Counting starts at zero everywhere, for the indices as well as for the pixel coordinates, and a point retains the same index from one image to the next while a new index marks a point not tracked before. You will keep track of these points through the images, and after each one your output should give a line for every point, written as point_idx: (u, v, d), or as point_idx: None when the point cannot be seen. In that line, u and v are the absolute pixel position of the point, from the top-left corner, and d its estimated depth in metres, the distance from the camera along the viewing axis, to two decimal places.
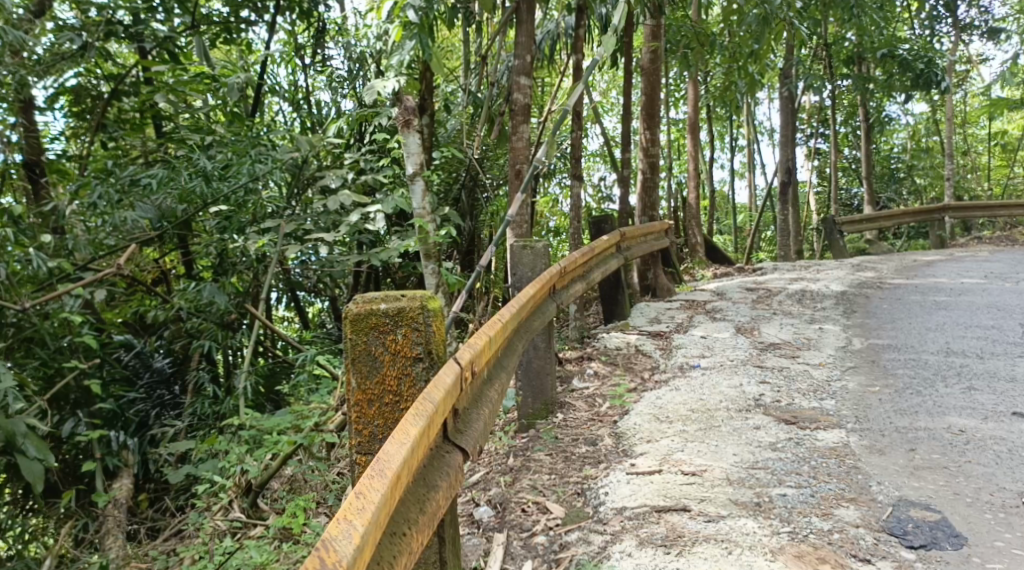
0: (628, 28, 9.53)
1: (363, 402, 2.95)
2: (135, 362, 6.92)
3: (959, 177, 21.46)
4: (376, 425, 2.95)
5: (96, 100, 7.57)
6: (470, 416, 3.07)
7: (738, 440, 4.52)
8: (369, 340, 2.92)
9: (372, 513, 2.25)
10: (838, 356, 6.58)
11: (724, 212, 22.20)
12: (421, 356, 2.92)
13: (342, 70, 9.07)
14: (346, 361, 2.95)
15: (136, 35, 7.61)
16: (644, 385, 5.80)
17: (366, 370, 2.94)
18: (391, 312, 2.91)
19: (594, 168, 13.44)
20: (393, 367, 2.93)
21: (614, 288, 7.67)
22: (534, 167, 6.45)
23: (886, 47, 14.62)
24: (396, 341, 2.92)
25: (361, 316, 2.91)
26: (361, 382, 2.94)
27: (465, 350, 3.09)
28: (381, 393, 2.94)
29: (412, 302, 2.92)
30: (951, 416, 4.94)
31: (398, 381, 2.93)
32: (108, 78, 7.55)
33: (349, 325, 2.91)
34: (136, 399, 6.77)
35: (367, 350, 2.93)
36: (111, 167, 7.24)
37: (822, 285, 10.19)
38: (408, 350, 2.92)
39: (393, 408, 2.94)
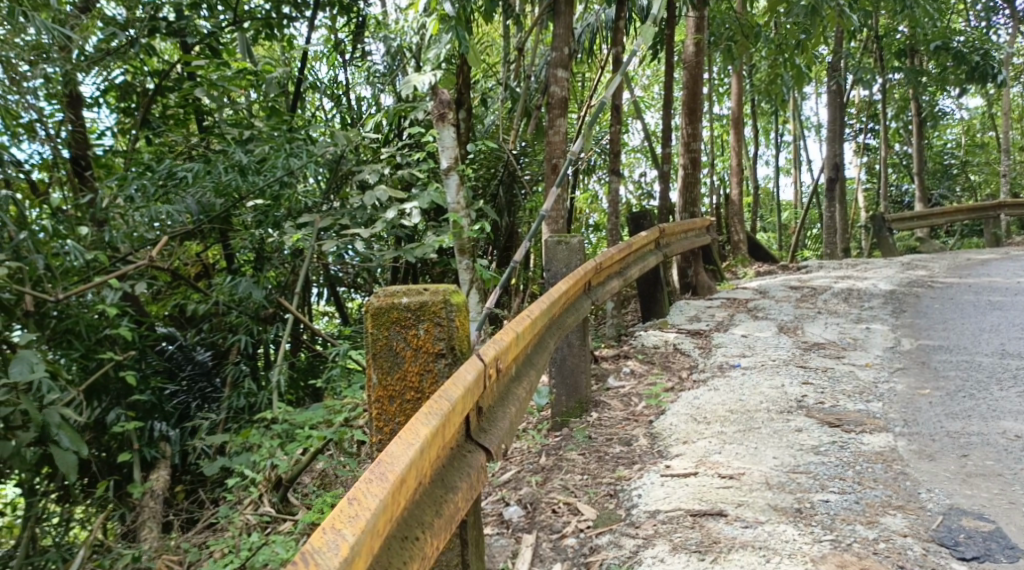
0: (670, 21, 9.34)
1: (385, 399, 2.88)
2: (177, 355, 7.03)
3: (1016, 174, 20.78)
4: (398, 423, 2.88)
5: (142, 96, 7.67)
6: (495, 415, 2.97)
7: (778, 443, 4.36)
8: (390, 334, 2.84)
9: (367, 520, 2.12)
10: (886, 357, 6.35)
11: (769, 210, 21.85)
12: (443, 352, 2.84)
13: (382, 65, 9.06)
14: (367, 357, 2.88)
15: (181, 30, 7.61)
16: (682, 384, 5.65)
17: (388, 366, 2.87)
18: (413, 307, 2.83)
19: (635, 163, 13.29)
20: (415, 363, 2.85)
21: (653, 285, 7.53)
22: (570, 161, 6.32)
23: (939, 39, 14.18)
24: (418, 336, 2.84)
25: (381, 310, 2.84)
26: (383, 378, 2.87)
27: (490, 346, 2.99)
28: (403, 389, 2.87)
29: (435, 297, 2.84)
30: (1006, 421, 4.71)
31: (420, 377, 2.85)
32: (153, 74, 7.62)
33: (370, 319, 2.84)
34: (177, 391, 6.89)
35: (388, 345, 2.86)
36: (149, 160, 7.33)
37: (870, 283, 9.91)
38: (430, 346, 2.84)
39: (415, 405, 2.87)
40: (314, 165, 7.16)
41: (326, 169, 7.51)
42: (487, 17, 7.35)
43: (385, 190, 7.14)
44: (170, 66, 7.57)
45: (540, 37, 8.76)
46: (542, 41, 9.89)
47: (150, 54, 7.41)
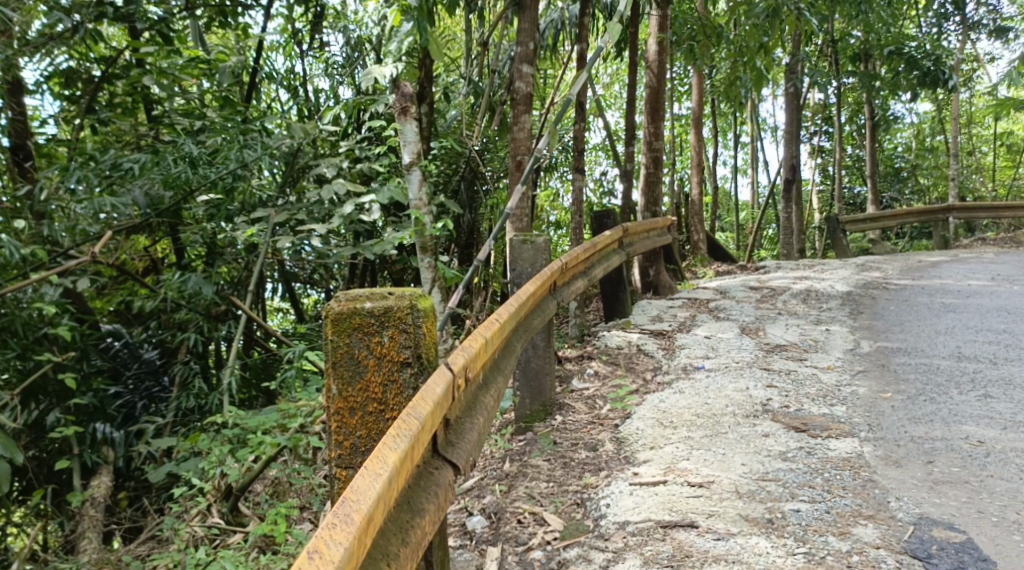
0: (634, 19, 9.27)
1: (345, 410, 2.73)
2: (123, 354, 6.74)
3: (963, 178, 21.21)
4: (359, 436, 2.73)
5: (88, 84, 7.25)
6: (464, 426, 2.84)
7: (746, 448, 4.29)
8: (352, 342, 2.68)
9: None
10: (847, 359, 6.35)
11: (726, 209, 22.01)
12: (409, 361, 2.69)
13: (340, 57, 8.87)
14: (326, 365, 2.71)
15: (129, 15, 7.28)
16: (647, 387, 5.57)
17: (348, 375, 2.71)
18: (376, 312, 2.67)
19: (596, 161, 13.26)
20: (378, 373, 2.70)
21: (616, 284, 7.45)
22: (534, 158, 6.18)
23: (893, 44, 14.38)
24: (382, 343, 2.68)
25: (343, 315, 2.67)
26: (343, 389, 2.71)
27: (459, 354, 2.85)
28: (364, 400, 2.71)
29: (400, 302, 2.69)
30: (968, 425, 4.70)
31: (383, 387, 2.70)
32: (99, 61, 7.22)
33: (330, 325, 2.67)
34: (121, 392, 6.58)
35: (349, 353, 2.69)
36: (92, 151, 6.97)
37: (827, 284, 9.97)
38: (394, 354, 2.69)
39: (378, 417, 2.72)
40: (268, 157, 6.95)
41: (282, 162, 7.30)
42: (449, 10, 7.17)
43: (343, 184, 6.89)
44: (116, 53, 7.16)
45: (503, 31, 8.61)
46: (504, 35, 9.73)
47: (96, 40, 7.08)
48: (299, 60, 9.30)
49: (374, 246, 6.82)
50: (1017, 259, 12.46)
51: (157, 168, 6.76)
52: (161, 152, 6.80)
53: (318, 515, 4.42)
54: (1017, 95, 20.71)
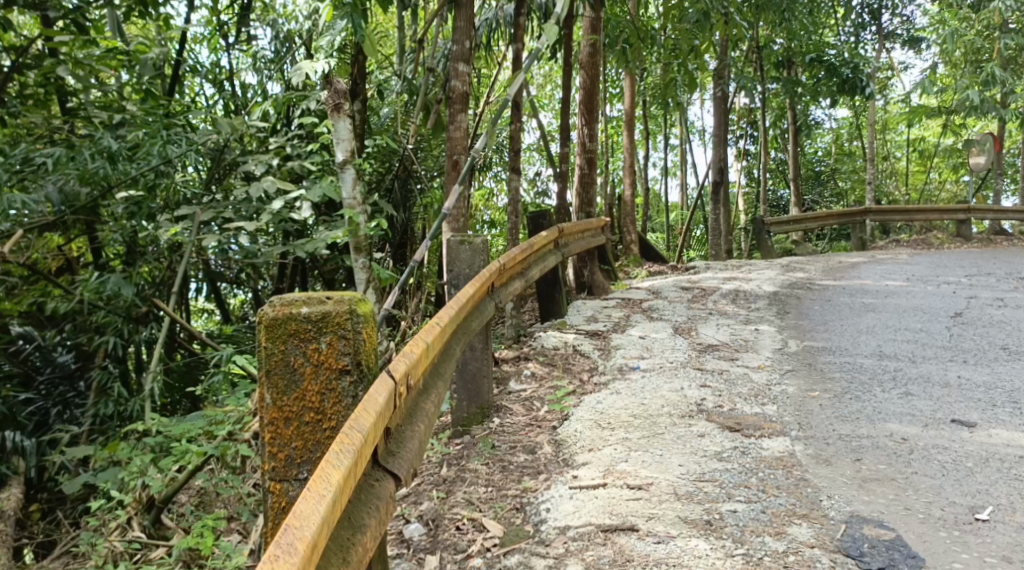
0: (567, 20, 9.31)
1: (279, 421, 2.63)
2: (34, 357, 6.78)
3: (880, 182, 22.00)
4: (294, 447, 2.64)
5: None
6: (404, 435, 2.77)
7: (682, 449, 4.33)
8: (287, 349, 2.59)
9: None
10: (776, 359, 6.48)
11: (655, 210, 22.36)
12: (348, 369, 2.62)
13: (269, 51, 8.69)
14: (260, 374, 2.61)
15: (41, 4, 6.95)
16: (584, 387, 5.58)
17: (283, 385, 2.61)
18: (314, 318, 2.58)
19: (530, 161, 13.30)
20: (315, 382, 2.61)
21: (551, 284, 7.46)
22: (471, 158, 6.10)
23: (815, 52, 14.83)
24: (320, 350, 2.60)
25: (278, 321, 2.59)
26: (278, 399, 2.62)
27: (400, 361, 2.78)
28: (300, 410, 2.62)
29: (339, 307, 2.60)
30: (892, 423, 4.85)
31: (321, 396, 2.62)
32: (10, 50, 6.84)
33: (264, 331, 2.58)
34: (33, 398, 6.61)
35: (284, 361, 2.60)
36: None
37: (755, 285, 10.19)
38: (333, 361, 2.61)
39: (314, 427, 2.63)
40: (193, 153, 6.75)
41: (208, 158, 7.10)
42: (383, 6, 7.06)
43: (273, 181, 6.73)
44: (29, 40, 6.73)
45: (438, 30, 8.53)
46: (438, 33, 9.64)
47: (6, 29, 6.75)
48: (225, 54, 9.04)
49: (305, 245, 6.69)
50: (930, 260, 12.98)
51: (73, 163, 6.47)
52: (78, 146, 6.47)
53: (247, 527, 4.31)
54: (928, 102, 21.59)
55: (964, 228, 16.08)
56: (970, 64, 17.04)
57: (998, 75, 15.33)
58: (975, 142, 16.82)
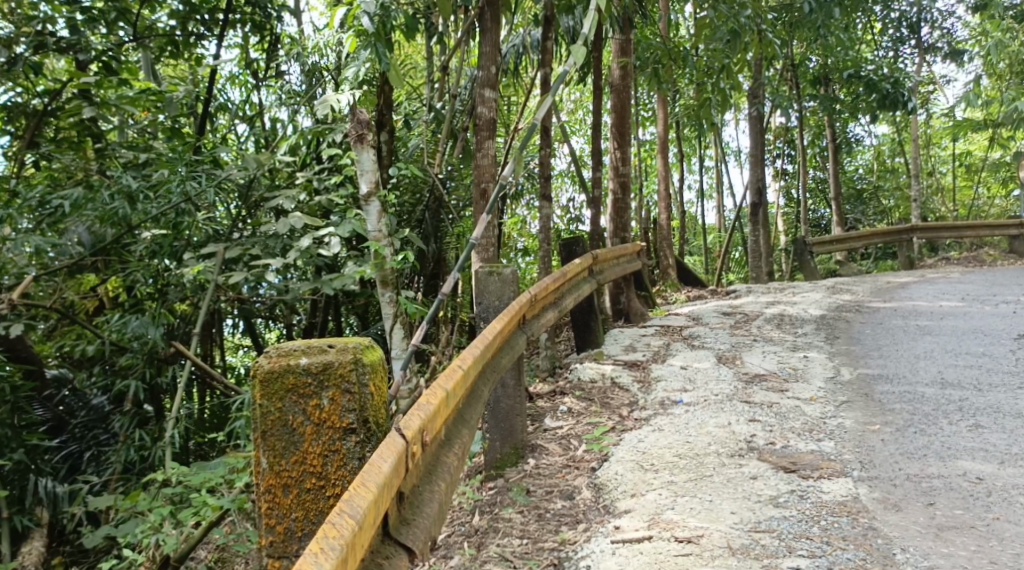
0: (596, 42, 9.08)
1: (277, 488, 2.64)
2: (71, 401, 6.75)
3: (925, 199, 21.35)
4: (294, 518, 2.64)
5: (31, 117, 6.84)
6: (421, 497, 2.52)
7: (733, 493, 3.99)
8: (285, 406, 2.61)
9: None
10: (829, 389, 6.07)
11: (694, 233, 21.96)
12: (353, 427, 2.61)
13: (296, 85, 8.59)
14: (257, 435, 2.63)
15: (72, 46, 6.86)
16: (623, 424, 5.24)
17: (281, 447, 2.63)
18: (313, 371, 2.60)
19: (563, 188, 13.08)
20: (316, 443, 2.62)
21: (587, 313, 7.15)
22: (500, 186, 5.82)
23: (851, 67, 14.38)
24: (321, 407, 2.61)
25: (274, 374, 2.62)
26: (275, 463, 2.63)
27: (414, 416, 2.52)
28: (300, 475, 2.63)
29: (342, 358, 2.61)
30: (964, 460, 4.44)
31: (323, 459, 2.62)
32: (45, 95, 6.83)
33: (259, 386, 2.61)
34: (67, 442, 6.54)
35: (281, 419, 2.62)
36: (16, 188, 6.59)
37: (801, 308, 9.78)
38: (336, 418, 2.61)
39: (316, 494, 2.62)
40: (214, 189, 6.54)
41: (234, 193, 6.94)
42: (409, 35, 6.91)
43: (299, 218, 6.43)
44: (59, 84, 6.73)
45: (465, 58, 8.33)
46: (465, 62, 9.47)
47: (37, 72, 6.74)
48: (254, 91, 9.00)
49: (334, 281, 6.49)
50: (984, 277, 12.43)
51: (93, 205, 6.42)
52: (97, 187, 6.39)
53: None
54: (973, 115, 20.96)
55: (1017, 244, 15.41)
56: (1015, 75, 16.44)
57: None
58: None
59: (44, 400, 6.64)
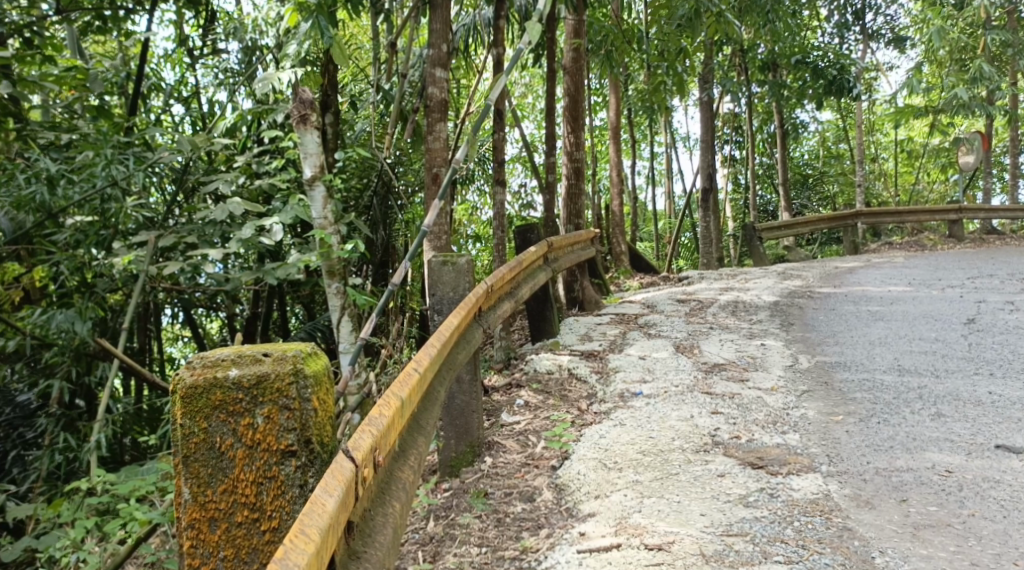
0: (549, 23, 8.79)
1: (203, 522, 2.44)
2: None
3: (868, 185, 21.55)
4: (222, 555, 2.45)
5: None
6: (373, 526, 2.32)
7: (701, 493, 3.84)
8: (211, 426, 2.41)
9: None
10: (789, 378, 5.92)
11: (643, 219, 21.89)
12: (293, 450, 2.42)
13: (235, 64, 8.19)
14: (178, 460, 2.42)
15: None
16: (582, 418, 5.03)
17: (207, 474, 2.43)
18: (244, 386, 2.39)
19: (513, 173, 12.84)
20: (248, 468, 2.42)
21: (542, 302, 6.92)
22: (450, 171, 5.40)
23: (799, 53, 14.29)
24: (255, 427, 2.41)
25: (198, 389, 2.40)
26: (200, 493, 2.43)
27: (364, 436, 2.30)
28: (230, 507, 2.44)
29: (280, 371, 2.40)
30: (931, 452, 4.33)
31: (256, 487, 2.43)
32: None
33: (180, 404, 2.40)
34: None
35: (207, 441, 2.42)
36: None
37: (754, 294, 9.68)
38: (272, 440, 2.41)
39: (248, 528, 2.44)
40: (144, 173, 6.06)
41: (170, 177, 6.56)
42: (355, 11, 6.53)
43: (239, 203, 6.15)
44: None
45: (414, 38, 7.96)
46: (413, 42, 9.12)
47: None
48: (191, 70, 8.50)
49: (277, 270, 6.15)
50: (928, 262, 12.52)
51: (8, 189, 6.00)
52: (13, 171, 5.97)
53: None
54: (914, 102, 21.19)
55: (956, 228, 15.64)
56: (955, 62, 16.61)
57: (987, 72, 14.88)
58: (965, 140, 16.32)
59: None
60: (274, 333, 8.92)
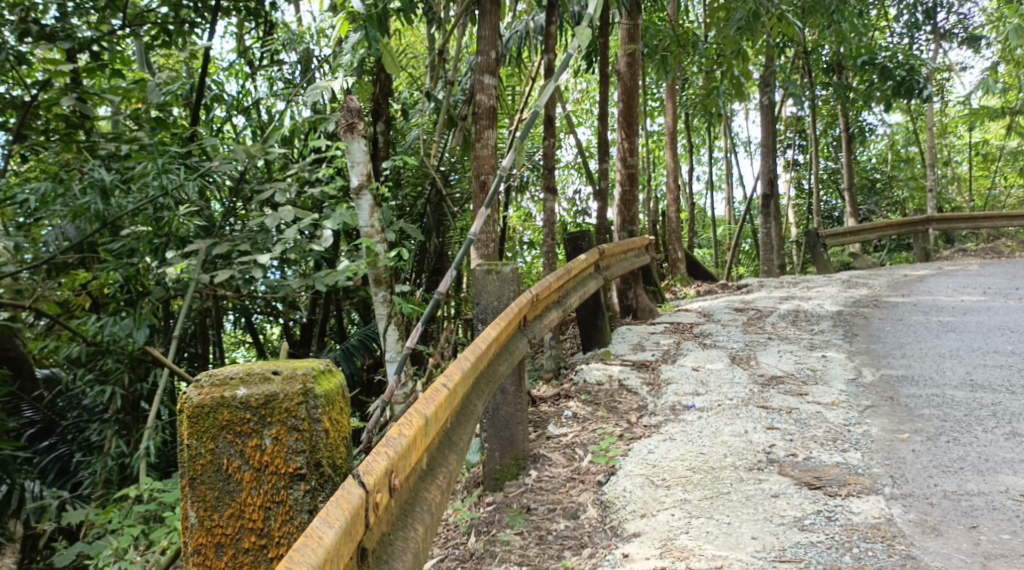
0: (603, 28, 8.63)
1: (209, 548, 2.41)
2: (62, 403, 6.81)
3: (940, 189, 20.79)
4: None
5: (21, 107, 6.20)
6: (389, 550, 2.30)
7: (753, 514, 3.67)
8: (218, 448, 2.38)
9: None
10: (852, 392, 5.66)
11: (702, 225, 21.52)
12: (303, 474, 2.38)
13: (293, 74, 8.30)
14: (184, 482, 2.40)
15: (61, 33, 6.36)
16: (632, 431, 4.88)
17: (213, 497, 2.40)
18: (251, 406, 2.37)
19: (569, 180, 12.72)
20: (256, 492, 2.39)
21: (593, 311, 6.77)
22: (500, 175, 5.09)
23: (866, 54, 13.82)
24: (263, 448, 2.38)
25: (205, 409, 2.37)
26: (206, 517, 2.40)
27: (379, 459, 2.27)
28: (237, 532, 2.40)
29: (290, 390, 2.37)
30: (1004, 474, 4.06)
31: (264, 511, 2.39)
32: (33, 85, 6.22)
33: (186, 425, 2.38)
34: (58, 444, 6.57)
35: (213, 463, 2.39)
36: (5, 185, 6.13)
37: (817, 303, 9.36)
38: (280, 462, 2.38)
39: (255, 555, 2.40)
40: (194, 183, 6.12)
41: (225, 186, 6.66)
42: (407, 19, 6.50)
43: (290, 210, 6.08)
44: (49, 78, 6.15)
45: (466, 44, 7.90)
46: (465, 48, 9.05)
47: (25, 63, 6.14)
48: (249, 79, 8.55)
49: (326, 277, 6.00)
50: (1005, 270, 11.97)
51: (65, 200, 6.07)
52: (69, 181, 6.05)
53: None
54: (990, 103, 20.37)
55: None
56: None
57: None
58: None
59: (32, 402, 6.75)
60: (329, 339, 8.99)
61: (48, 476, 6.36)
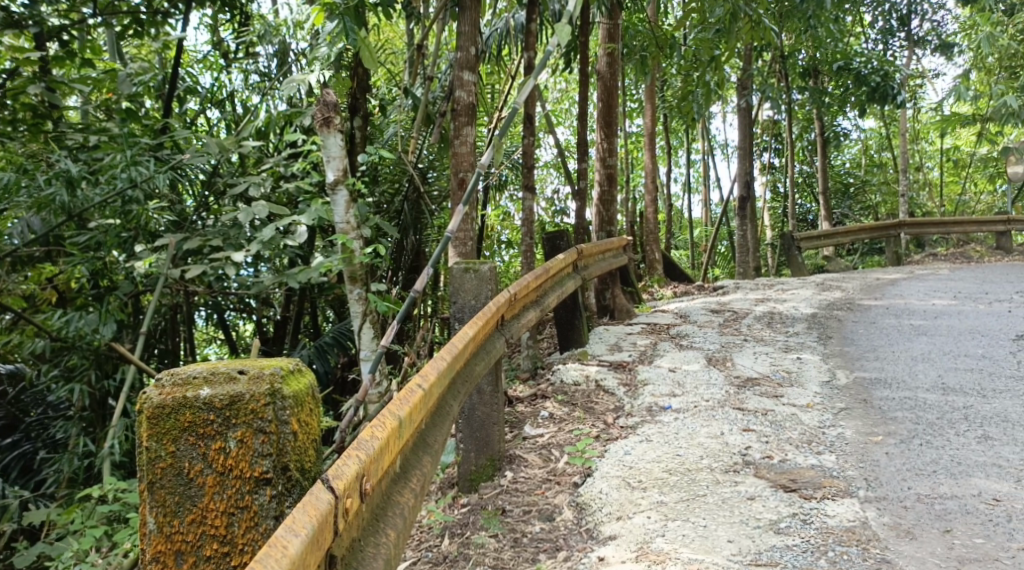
0: (582, 27, 8.59)
1: (168, 555, 2.33)
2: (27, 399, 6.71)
3: (912, 194, 21.01)
4: None
5: None
6: (359, 557, 2.24)
7: (728, 517, 3.65)
8: (179, 450, 2.31)
9: None
10: (826, 394, 5.67)
11: (679, 226, 21.60)
12: (269, 479, 2.32)
13: (269, 68, 8.16)
14: (142, 486, 2.32)
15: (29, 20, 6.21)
16: (608, 432, 4.84)
17: (173, 503, 2.33)
18: (214, 407, 2.30)
19: (547, 179, 12.68)
20: (219, 497, 2.32)
21: (571, 311, 6.73)
22: (478, 172, 4.92)
23: (842, 59, 13.90)
24: (226, 452, 2.31)
25: (166, 410, 2.30)
26: (165, 524, 2.32)
27: (349, 462, 2.21)
28: (198, 539, 2.33)
29: (257, 390, 2.30)
30: (978, 477, 4.07)
31: (227, 517, 2.32)
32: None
33: (145, 427, 2.31)
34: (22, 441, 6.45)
35: (174, 466, 2.32)
36: None
37: (792, 305, 9.40)
38: (245, 466, 2.31)
39: (217, 561, 2.33)
40: (164, 176, 5.99)
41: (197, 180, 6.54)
42: (385, 13, 6.41)
43: (265, 205, 5.95)
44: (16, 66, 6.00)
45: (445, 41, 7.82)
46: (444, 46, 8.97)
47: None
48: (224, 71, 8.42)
49: (298, 273, 5.91)
50: (975, 275, 12.09)
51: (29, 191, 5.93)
52: (34, 171, 5.91)
53: None
54: (962, 110, 20.62)
55: (1004, 240, 15.12)
56: (1005, 70, 16.09)
57: None
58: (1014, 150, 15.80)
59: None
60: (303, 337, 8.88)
61: (12, 473, 6.22)
